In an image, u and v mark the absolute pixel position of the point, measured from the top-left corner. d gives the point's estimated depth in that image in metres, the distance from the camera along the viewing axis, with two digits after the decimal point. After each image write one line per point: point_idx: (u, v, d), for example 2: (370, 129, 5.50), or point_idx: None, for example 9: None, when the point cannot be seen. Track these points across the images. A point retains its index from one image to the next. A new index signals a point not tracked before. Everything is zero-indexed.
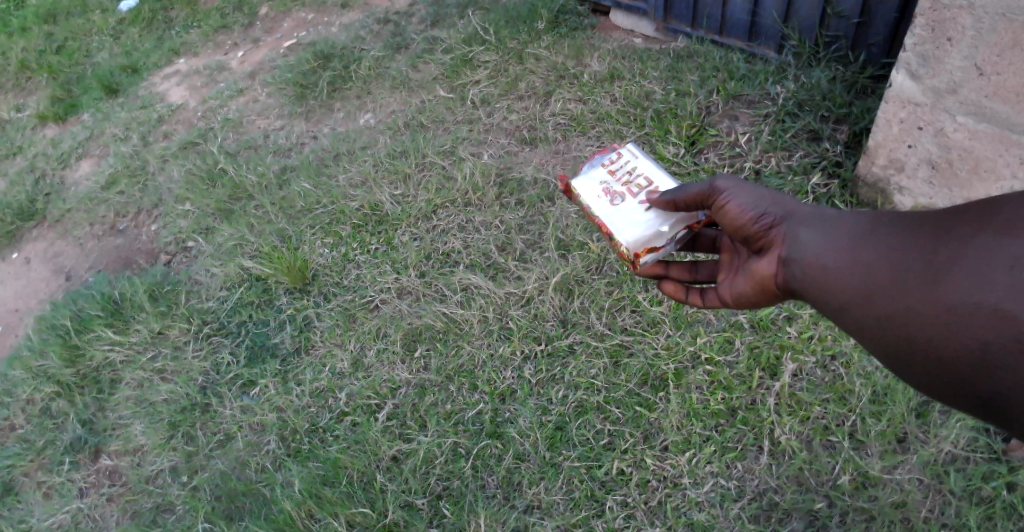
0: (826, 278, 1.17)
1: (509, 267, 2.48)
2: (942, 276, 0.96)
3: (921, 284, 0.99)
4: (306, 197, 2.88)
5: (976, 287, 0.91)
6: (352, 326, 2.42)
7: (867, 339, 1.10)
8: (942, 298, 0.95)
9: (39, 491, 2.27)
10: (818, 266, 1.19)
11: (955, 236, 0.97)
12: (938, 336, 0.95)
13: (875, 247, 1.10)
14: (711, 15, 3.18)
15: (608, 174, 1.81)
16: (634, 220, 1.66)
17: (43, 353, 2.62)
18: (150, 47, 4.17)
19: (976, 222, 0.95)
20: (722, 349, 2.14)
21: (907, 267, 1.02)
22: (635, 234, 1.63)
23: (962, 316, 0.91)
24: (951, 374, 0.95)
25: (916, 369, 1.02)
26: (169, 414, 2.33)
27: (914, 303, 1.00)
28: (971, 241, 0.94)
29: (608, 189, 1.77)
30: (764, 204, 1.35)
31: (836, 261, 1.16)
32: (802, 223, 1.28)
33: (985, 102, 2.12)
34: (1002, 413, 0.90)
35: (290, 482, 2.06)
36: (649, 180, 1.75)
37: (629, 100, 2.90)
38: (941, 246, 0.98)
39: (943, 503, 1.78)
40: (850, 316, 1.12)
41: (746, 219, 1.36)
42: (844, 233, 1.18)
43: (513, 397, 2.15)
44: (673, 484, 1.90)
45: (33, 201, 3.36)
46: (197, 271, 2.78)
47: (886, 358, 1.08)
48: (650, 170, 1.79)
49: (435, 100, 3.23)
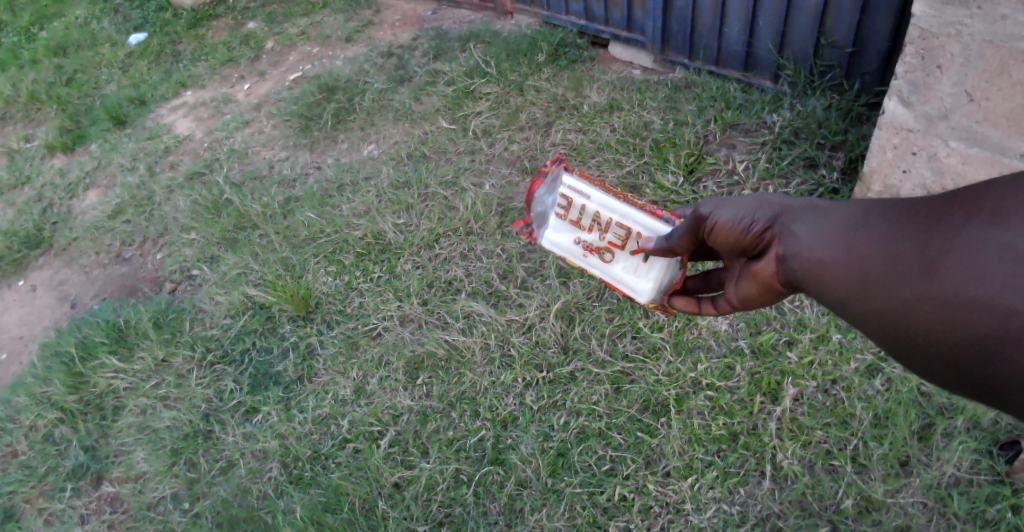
0: (820, 272, 1.13)
1: (511, 294, 2.50)
2: (937, 266, 0.92)
3: (916, 274, 0.96)
4: (310, 226, 2.92)
5: (972, 277, 0.88)
6: (354, 354, 2.44)
7: (866, 330, 1.07)
8: (938, 289, 0.92)
9: (39, 518, 2.27)
10: (815, 261, 1.15)
11: (946, 225, 0.94)
12: (939, 329, 0.92)
13: (867, 239, 1.06)
14: (707, 47, 3.26)
15: (574, 225, 1.68)
16: (635, 273, 1.63)
17: (46, 381, 2.63)
18: (158, 79, 4.26)
19: (966, 210, 0.92)
20: (722, 375, 2.15)
21: (899, 257, 0.99)
22: (649, 293, 1.63)
23: (960, 308, 0.89)
24: (953, 364, 0.93)
25: (917, 359, 0.99)
26: (172, 441, 2.33)
27: (911, 295, 0.96)
28: (962, 230, 0.91)
29: (586, 246, 1.68)
30: (751, 211, 1.33)
31: (828, 253, 1.12)
32: (792, 218, 1.25)
33: (975, 127, 2.17)
34: (1011, 398, 0.88)
35: (292, 509, 2.06)
36: (618, 222, 1.61)
37: (629, 131, 2.95)
38: (932, 235, 0.95)
39: (948, 527, 1.78)
40: (848, 309, 1.09)
41: (739, 233, 1.35)
42: (834, 224, 1.14)
43: (515, 424, 2.16)
44: (675, 510, 1.90)
45: (40, 229, 3.41)
46: (202, 299, 2.80)
47: (887, 349, 1.05)
48: (611, 206, 1.61)
49: (437, 131, 3.28)
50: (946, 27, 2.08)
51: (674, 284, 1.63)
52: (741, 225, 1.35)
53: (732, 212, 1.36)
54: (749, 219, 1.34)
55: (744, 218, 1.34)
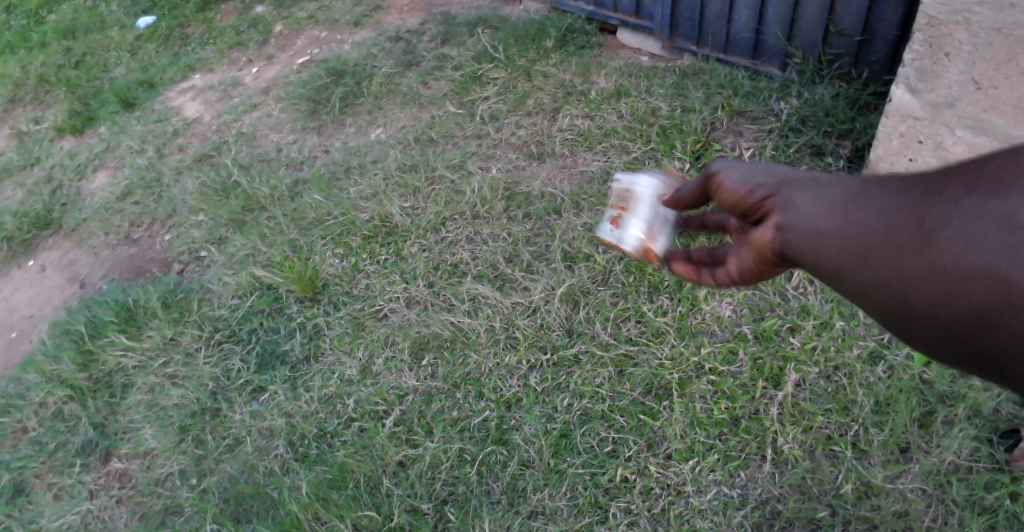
0: (812, 243, 1.07)
1: (516, 278, 2.52)
2: (931, 238, 0.88)
3: (910, 245, 0.92)
4: (317, 208, 2.93)
5: (969, 250, 0.84)
6: (360, 334, 2.46)
7: (860, 302, 1.02)
8: (932, 263, 0.88)
9: (49, 493, 2.31)
10: (802, 231, 1.10)
11: (944, 196, 0.90)
12: (936, 303, 0.88)
13: (859, 209, 1.02)
14: (716, 34, 3.24)
15: (608, 208, 1.99)
16: (626, 227, 1.82)
17: (56, 359, 2.67)
18: (166, 63, 4.27)
19: (965, 181, 0.89)
20: (725, 360, 2.16)
21: (893, 229, 0.94)
22: (630, 237, 1.79)
23: (957, 282, 0.85)
24: (951, 337, 0.90)
25: (915, 331, 0.95)
26: (180, 418, 2.37)
27: (907, 267, 0.92)
28: (959, 201, 0.87)
29: (607, 221, 1.94)
30: (750, 174, 1.29)
31: (821, 223, 1.06)
32: (784, 185, 1.20)
33: (982, 115, 2.17)
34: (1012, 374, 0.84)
35: (298, 485, 2.10)
36: (627, 185, 1.88)
37: (636, 117, 2.96)
38: (928, 206, 0.91)
39: (947, 513, 1.79)
40: (842, 282, 1.03)
41: (739, 192, 1.30)
42: (829, 193, 1.08)
43: (519, 405, 2.18)
44: (676, 491, 1.93)
45: (50, 210, 3.43)
46: (210, 280, 2.82)
47: (882, 322, 1.01)
48: (627, 176, 1.90)
49: (444, 115, 3.29)
50: (954, 15, 2.08)
51: (653, 235, 1.77)
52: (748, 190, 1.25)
53: (737, 173, 1.32)
54: (750, 181, 1.28)
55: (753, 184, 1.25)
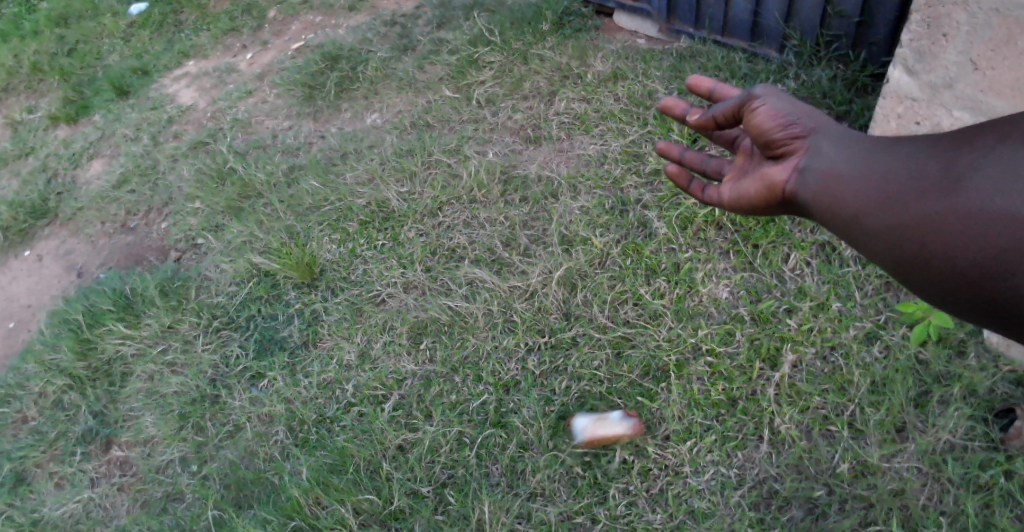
0: (840, 187, 1.24)
1: (514, 262, 2.52)
2: (962, 183, 1.02)
3: (939, 190, 1.05)
4: (314, 194, 2.92)
5: (992, 193, 0.97)
6: (358, 320, 2.47)
7: (887, 248, 1.14)
8: (959, 204, 1.01)
9: (51, 482, 2.32)
10: (834, 177, 1.27)
11: (976, 147, 1.04)
12: (956, 245, 1.01)
13: (895, 162, 1.17)
14: (713, 16, 3.20)
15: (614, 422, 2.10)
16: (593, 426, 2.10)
17: (55, 348, 2.68)
18: (159, 50, 4.24)
19: (999, 135, 1.02)
20: (722, 341, 2.17)
21: (926, 176, 1.09)
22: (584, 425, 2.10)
23: (980, 222, 0.98)
24: (960, 282, 1.02)
25: (926, 279, 1.08)
26: (180, 405, 2.37)
27: (932, 212, 1.05)
28: (991, 151, 1.01)
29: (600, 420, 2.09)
30: (797, 114, 1.40)
31: (853, 171, 1.24)
32: (825, 137, 1.36)
33: (980, 97, 2.14)
34: (1009, 315, 0.97)
35: (298, 470, 2.11)
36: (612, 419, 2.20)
37: (633, 100, 2.95)
38: (960, 157, 1.05)
39: (942, 492, 1.80)
40: (863, 225, 1.18)
41: (773, 124, 1.42)
42: (861, 150, 1.27)
43: (517, 388, 2.19)
44: (674, 472, 1.94)
45: (45, 199, 3.42)
46: (208, 267, 2.82)
47: (898, 271, 1.14)
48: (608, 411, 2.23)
49: (440, 100, 3.27)
50: None
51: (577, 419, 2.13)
52: (780, 120, 1.41)
53: (777, 106, 1.43)
54: (788, 118, 1.41)
55: (787, 117, 1.41)
